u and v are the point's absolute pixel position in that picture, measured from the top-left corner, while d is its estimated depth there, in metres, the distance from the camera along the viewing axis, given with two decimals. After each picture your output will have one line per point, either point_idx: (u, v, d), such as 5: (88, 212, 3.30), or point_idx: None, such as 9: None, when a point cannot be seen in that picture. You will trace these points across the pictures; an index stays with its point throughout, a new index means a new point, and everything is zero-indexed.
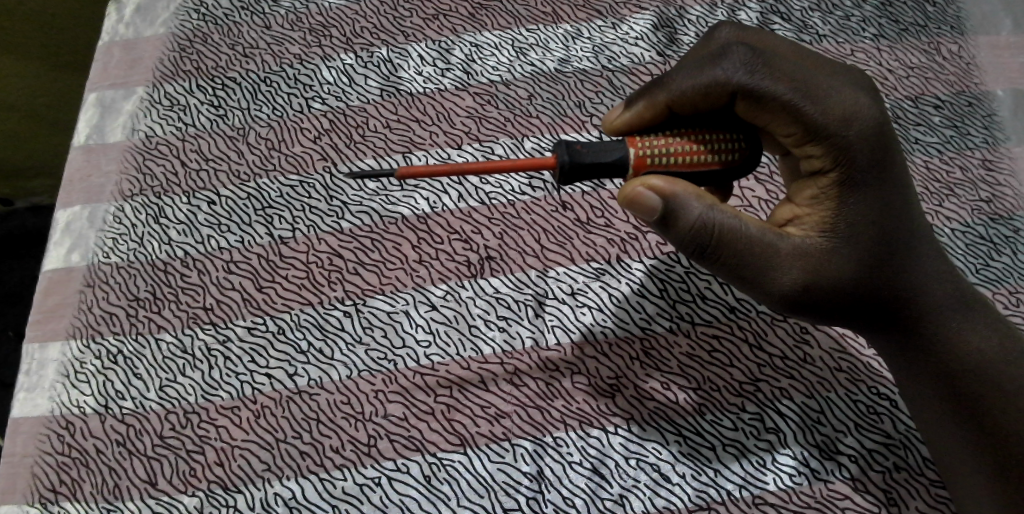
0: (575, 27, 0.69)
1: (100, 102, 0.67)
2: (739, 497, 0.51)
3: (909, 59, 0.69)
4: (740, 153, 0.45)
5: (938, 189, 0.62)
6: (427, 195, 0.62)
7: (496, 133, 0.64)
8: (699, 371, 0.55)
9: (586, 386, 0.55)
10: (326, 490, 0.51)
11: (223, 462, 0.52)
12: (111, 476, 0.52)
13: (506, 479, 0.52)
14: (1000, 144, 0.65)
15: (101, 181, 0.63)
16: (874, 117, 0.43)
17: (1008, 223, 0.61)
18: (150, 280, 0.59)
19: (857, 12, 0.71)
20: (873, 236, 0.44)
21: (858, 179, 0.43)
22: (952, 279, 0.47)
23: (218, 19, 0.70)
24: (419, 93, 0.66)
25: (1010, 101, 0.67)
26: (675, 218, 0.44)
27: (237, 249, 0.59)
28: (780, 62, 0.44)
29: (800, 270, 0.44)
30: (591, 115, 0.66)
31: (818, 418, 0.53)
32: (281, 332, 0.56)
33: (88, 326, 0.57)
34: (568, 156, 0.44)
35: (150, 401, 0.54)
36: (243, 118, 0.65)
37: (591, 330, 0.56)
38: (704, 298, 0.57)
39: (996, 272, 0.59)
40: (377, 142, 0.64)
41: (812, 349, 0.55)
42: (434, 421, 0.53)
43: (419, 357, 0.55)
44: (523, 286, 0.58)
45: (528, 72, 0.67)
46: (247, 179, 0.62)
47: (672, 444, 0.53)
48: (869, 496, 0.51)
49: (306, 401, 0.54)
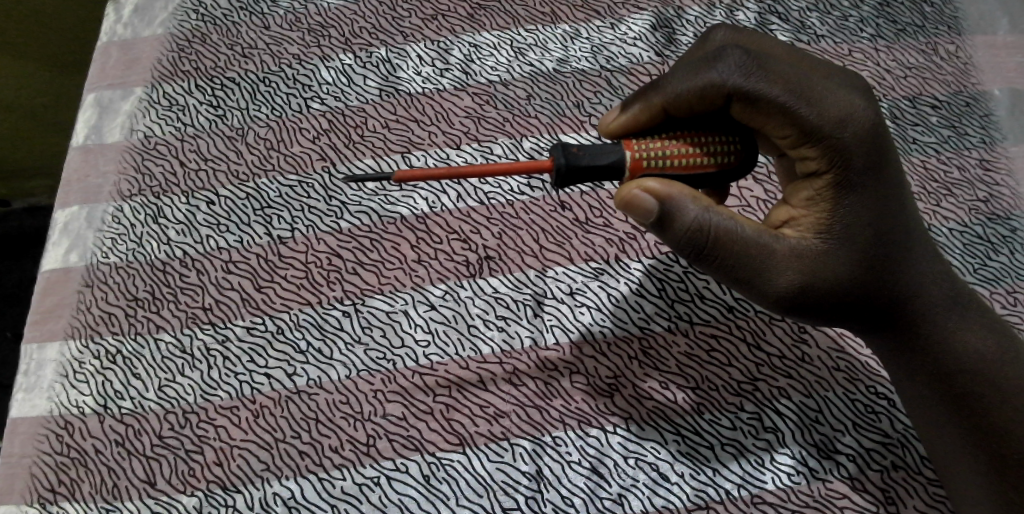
0: (573, 27, 0.70)
1: (98, 103, 0.67)
2: (738, 496, 0.51)
3: (907, 59, 0.69)
4: (736, 155, 0.46)
5: (937, 189, 0.62)
6: (426, 195, 0.62)
7: (494, 133, 0.64)
8: (697, 370, 0.55)
9: (585, 386, 0.55)
10: (325, 489, 0.51)
11: (222, 462, 0.52)
12: (110, 476, 0.52)
13: (505, 479, 0.52)
14: (998, 145, 0.65)
15: (100, 181, 0.63)
16: (869, 118, 0.43)
17: (1005, 222, 0.61)
18: (150, 280, 0.59)
19: (855, 12, 0.71)
20: (870, 237, 0.44)
21: (853, 181, 0.43)
22: (949, 278, 0.48)
23: (217, 19, 0.70)
24: (418, 93, 0.66)
25: (1007, 101, 0.67)
26: (672, 220, 0.44)
27: (237, 249, 0.59)
28: (775, 65, 0.44)
29: (798, 272, 0.44)
30: (590, 115, 0.66)
31: (816, 417, 0.53)
32: (280, 332, 0.56)
33: (87, 326, 0.57)
34: (565, 158, 0.44)
35: (150, 401, 0.54)
36: (241, 118, 0.65)
37: (589, 329, 0.57)
38: (703, 298, 0.58)
39: (993, 271, 0.59)
40: (376, 142, 0.64)
41: (809, 349, 0.56)
42: (433, 421, 0.53)
43: (418, 357, 0.55)
44: (522, 286, 0.58)
45: (527, 72, 0.67)
46: (247, 179, 0.62)
47: (670, 443, 0.53)
48: (867, 495, 0.51)
49: (305, 401, 0.54)
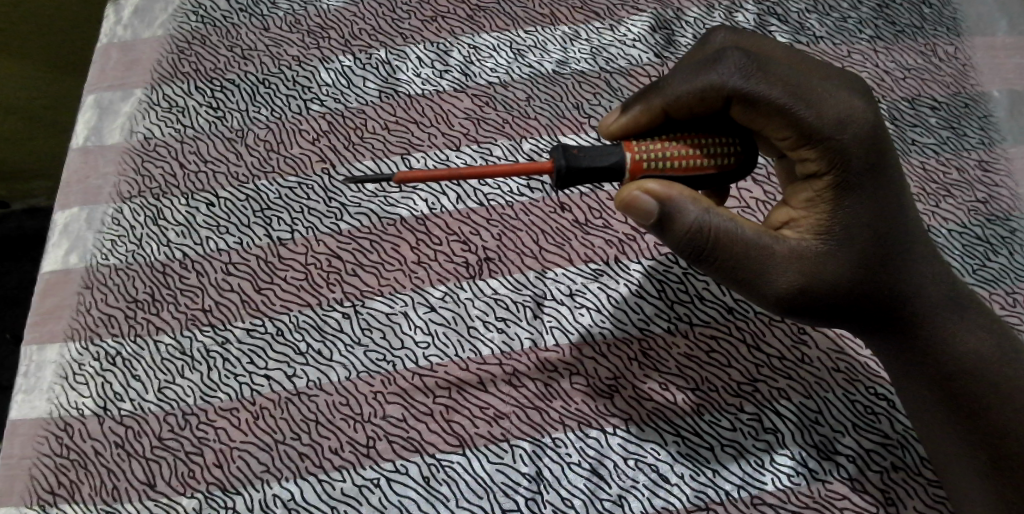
0: (573, 28, 0.70)
1: (98, 104, 0.67)
2: (738, 497, 0.51)
3: (906, 60, 0.69)
4: (736, 157, 0.46)
5: (935, 189, 0.62)
6: (426, 196, 0.62)
7: (494, 135, 0.65)
8: (697, 371, 0.55)
9: (585, 387, 0.55)
10: (325, 491, 0.51)
11: (222, 464, 0.52)
12: (109, 478, 0.52)
13: (505, 480, 0.52)
14: (997, 146, 0.65)
15: (100, 182, 0.63)
16: (868, 120, 0.43)
17: (1005, 224, 0.61)
18: (149, 281, 0.59)
19: (854, 13, 0.71)
20: (870, 238, 0.44)
21: (853, 183, 0.43)
22: (948, 278, 0.48)
23: (216, 21, 0.70)
24: (417, 95, 0.66)
25: (1006, 102, 0.67)
26: (672, 222, 0.44)
27: (236, 251, 0.59)
28: (775, 67, 0.44)
29: (798, 273, 0.44)
30: (589, 116, 0.66)
31: (816, 417, 0.53)
32: (280, 333, 0.56)
33: (87, 328, 0.57)
34: (565, 160, 0.44)
35: (149, 403, 0.54)
36: (241, 120, 0.65)
37: (589, 330, 0.57)
38: (702, 299, 0.58)
39: (993, 272, 0.59)
40: (375, 144, 0.64)
41: (809, 350, 0.56)
42: (433, 422, 0.53)
43: (418, 358, 0.56)
44: (522, 287, 0.58)
45: (526, 74, 0.67)
46: (246, 181, 0.62)
47: (670, 444, 0.53)
48: (867, 496, 0.51)
49: (305, 402, 0.54)
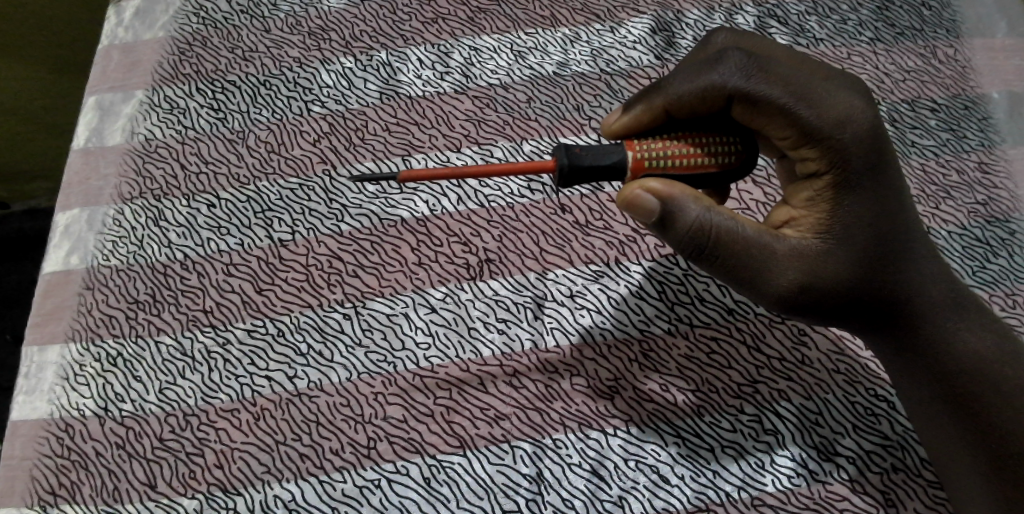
0: (574, 30, 0.70)
1: (99, 106, 0.67)
2: (738, 498, 0.51)
3: (906, 62, 0.69)
4: (737, 156, 0.46)
5: (935, 191, 0.62)
6: (427, 198, 0.62)
7: (494, 136, 0.65)
8: (697, 372, 0.55)
9: (586, 388, 0.55)
10: (325, 492, 0.51)
11: (222, 465, 0.52)
12: (110, 479, 0.52)
13: (505, 481, 0.52)
14: (996, 147, 0.65)
15: (101, 184, 0.64)
16: (869, 119, 0.43)
17: (1004, 225, 0.62)
18: (150, 282, 0.59)
19: (854, 15, 0.71)
20: (870, 237, 0.44)
21: (853, 182, 0.44)
22: (949, 277, 0.48)
23: (218, 23, 0.71)
24: (418, 96, 0.66)
25: (1005, 103, 0.67)
26: (674, 221, 0.44)
27: (237, 252, 0.60)
28: (776, 66, 0.44)
29: (798, 271, 0.44)
30: (590, 118, 0.66)
31: (816, 419, 0.53)
32: (280, 335, 0.56)
33: (88, 329, 0.58)
34: (567, 159, 0.44)
35: (150, 404, 0.54)
36: (242, 122, 0.65)
37: (589, 331, 0.57)
38: (703, 301, 0.58)
39: (993, 273, 0.59)
40: (377, 145, 0.64)
41: (809, 351, 0.56)
42: (434, 423, 0.53)
43: (418, 359, 0.56)
44: (522, 288, 0.58)
45: (527, 76, 0.67)
46: (247, 182, 0.63)
47: (670, 445, 0.53)
48: (867, 497, 0.51)
49: (306, 403, 0.54)
